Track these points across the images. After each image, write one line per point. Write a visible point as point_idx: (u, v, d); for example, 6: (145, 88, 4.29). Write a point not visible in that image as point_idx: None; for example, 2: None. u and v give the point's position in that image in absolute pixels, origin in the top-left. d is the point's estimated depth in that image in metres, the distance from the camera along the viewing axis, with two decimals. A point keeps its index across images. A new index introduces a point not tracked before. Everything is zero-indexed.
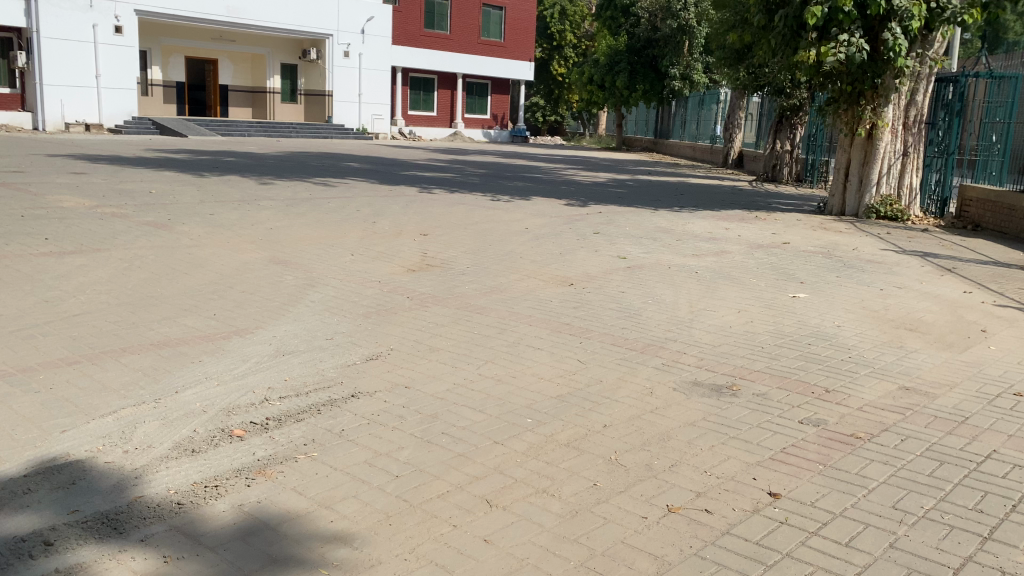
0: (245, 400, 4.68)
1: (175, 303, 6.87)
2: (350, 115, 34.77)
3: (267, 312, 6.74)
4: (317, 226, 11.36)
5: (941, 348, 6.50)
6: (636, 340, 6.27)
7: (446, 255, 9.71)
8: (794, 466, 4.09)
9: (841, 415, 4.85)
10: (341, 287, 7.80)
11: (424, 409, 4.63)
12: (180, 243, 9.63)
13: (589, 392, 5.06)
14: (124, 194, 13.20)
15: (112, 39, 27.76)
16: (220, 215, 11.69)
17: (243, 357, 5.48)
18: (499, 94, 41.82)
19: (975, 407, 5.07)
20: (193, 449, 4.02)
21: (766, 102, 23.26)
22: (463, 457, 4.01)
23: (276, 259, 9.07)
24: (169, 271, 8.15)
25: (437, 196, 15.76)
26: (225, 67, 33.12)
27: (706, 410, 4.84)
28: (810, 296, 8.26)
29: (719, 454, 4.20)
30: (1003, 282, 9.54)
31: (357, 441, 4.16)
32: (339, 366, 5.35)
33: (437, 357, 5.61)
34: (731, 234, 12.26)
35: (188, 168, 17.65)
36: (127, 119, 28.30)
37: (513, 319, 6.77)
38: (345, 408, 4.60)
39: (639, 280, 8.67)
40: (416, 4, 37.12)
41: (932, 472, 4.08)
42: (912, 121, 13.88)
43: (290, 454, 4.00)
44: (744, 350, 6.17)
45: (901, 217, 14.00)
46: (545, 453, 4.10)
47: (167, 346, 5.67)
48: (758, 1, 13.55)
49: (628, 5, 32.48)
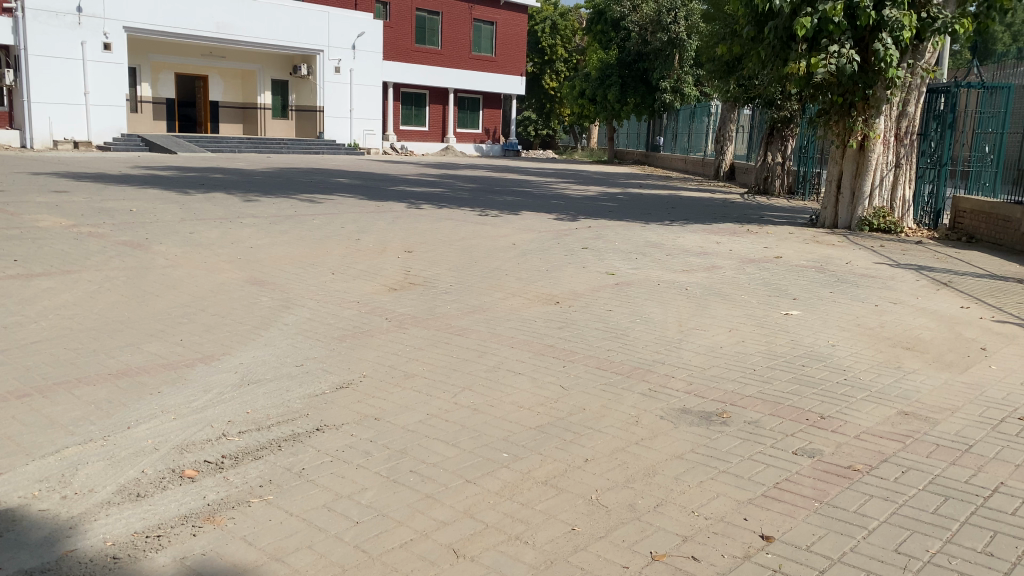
0: (201, 436, 4.39)
1: (141, 329, 6.55)
2: (340, 130, 34.53)
3: (236, 337, 6.43)
4: (299, 244, 11.08)
5: (941, 369, 6.23)
6: (622, 363, 5.99)
7: (430, 273, 9.43)
8: (789, 504, 3.80)
9: (838, 444, 4.56)
10: (318, 308, 7.51)
11: (393, 444, 4.33)
12: (155, 263, 9.33)
13: (571, 421, 4.77)
14: (103, 212, 12.91)
15: (101, 56, 27.48)
16: (200, 233, 11.41)
17: (204, 388, 5.17)
18: (490, 108, 41.72)
19: (978, 434, 4.80)
20: (138, 493, 3.72)
21: (757, 114, 23.22)
22: (431, 500, 3.71)
23: (253, 279, 8.78)
24: (140, 294, 7.84)
25: (425, 211, 15.50)
26: (215, 84, 32.92)
27: (694, 441, 4.55)
28: (803, 313, 8.01)
29: (707, 491, 3.90)
30: (1002, 296, 9.30)
31: (318, 482, 3.87)
32: (306, 397, 5.06)
33: (410, 385, 5.32)
34: (723, 249, 12.03)
35: (172, 185, 17.41)
36: (116, 136, 27.95)
37: (494, 341, 6.48)
38: (308, 444, 4.31)
39: (627, 297, 8.41)
40: (406, 20, 37.07)
41: (936, 509, 3.79)
42: (904, 132, 13.71)
43: (243, 498, 3.70)
44: (735, 373, 5.89)
45: (895, 229, 13.77)
46: (520, 493, 3.81)
47: (127, 375, 5.37)
48: (747, 13, 13.37)
49: (619, 19, 32.30)
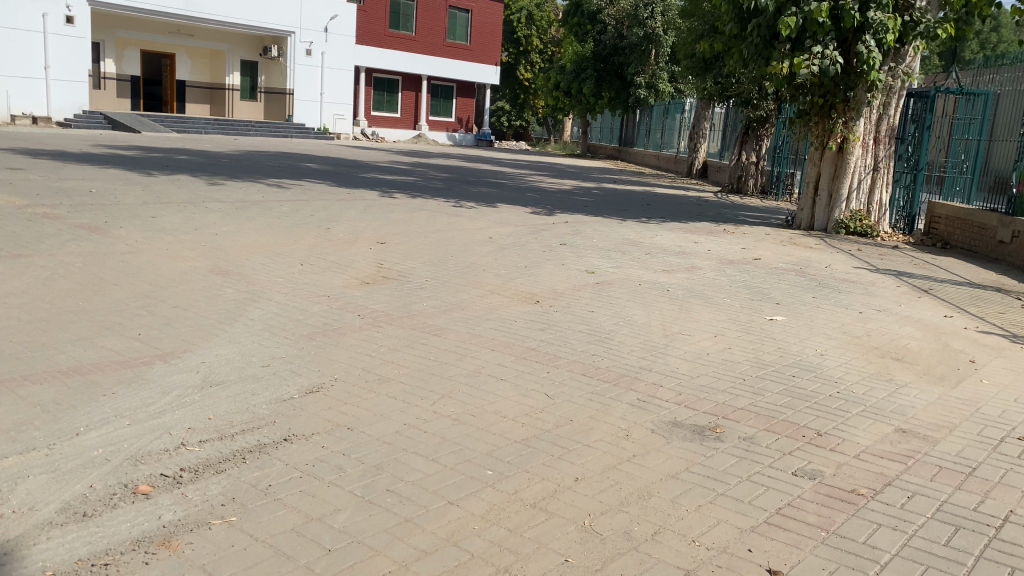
0: (158, 445, 4.03)
1: (97, 321, 6.14)
2: (310, 114, 33.79)
3: (200, 333, 6.04)
4: (267, 231, 10.64)
5: (933, 383, 6.05)
6: (608, 370, 5.71)
7: (403, 267, 9.08)
8: (794, 533, 3.55)
9: (838, 465, 4.33)
10: (286, 302, 7.13)
11: (368, 458, 4.01)
12: (114, 249, 8.86)
13: (558, 435, 4.48)
14: (61, 192, 12.33)
15: (63, 30, 26.50)
16: (163, 217, 10.91)
17: (163, 389, 4.80)
18: (463, 97, 41.17)
19: (980, 455, 4.61)
20: (85, 512, 3.36)
21: (733, 112, 23.16)
22: (411, 524, 3.40)
23: (217, 269, 8.35)
24: (97, 282, 7.38)
25: (398, 200, 15.09)
26: (183, 62, 31.99)
27: (688, 458, 4.30)
28: (788, 319, 7.80)
29: (706, 517, 3.64)
30: (983, 305, 9.19)
31: (285, 502, 3.53)
32: (273, 402, 4.70)
33: (384, 391, 4.97)
34: (702, 249, 11.81)
35: (135, 165, 16.81)
36: (77, 113, 26.95)
37: (474, 343, 6.17)
38: (276, 457, 3.97)
39: (609, 298, 8.12)
40: (380, 4, 36.40)
41: (948, 540, 3.57)
42: (883, 135, 13.63)
43: (203, 519, 3.36)
44: (725, 383, 5.63)
45: (871, 233, 13.67)
46: (508, 518, 3.51)
47: (78, 372, 4.97)
48: (730, 9, 13.15)
49: (595, 12, 32.08)
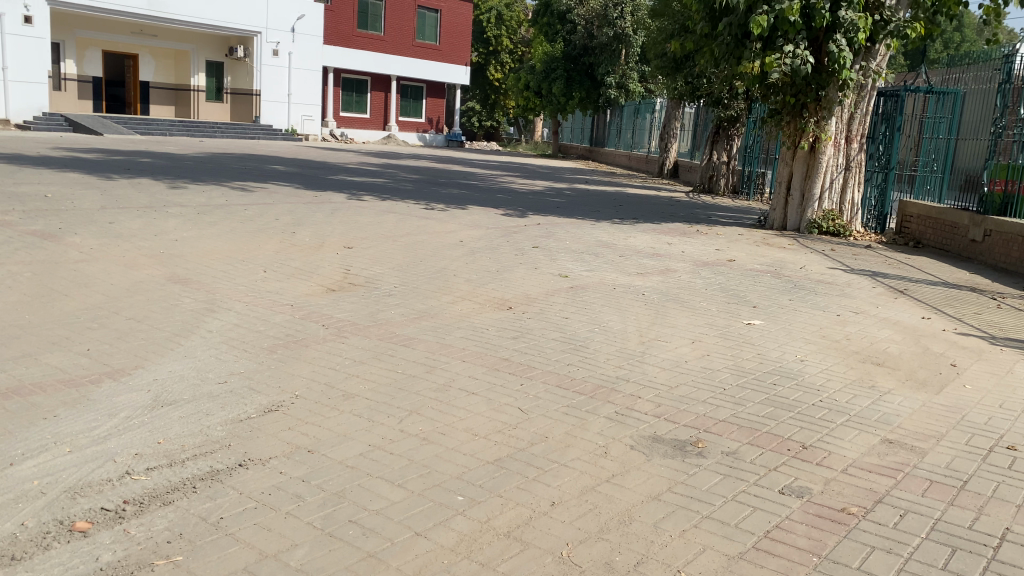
0: (100, 475, 3.72)
1: (43, 336, 5.78)
2: (277, 115, 33.22)
3: (153, 347, 5.71)
4: (230, 237, 10.27)
5: (915, 389, 5.89)
6: (584, 381, 5.46)
7: (371, 273, 8.79)
8: (784, 559, 3.34)
9: (826, 481, 4.14)
10: (246, 312, 6.81)
11: (329, 485, 3.73)
12: (67, 257, 8.45)
13: (532, 454, 4.23)
14: (14, 197, 11.83)
15: (21, 30, 25.75)
16: (121, 223, 10.49)
17: (110, 411, 4.47)
18: (433, 98, 40.78)
19: (971, 467, 4.44)
20: (13, 555, 3.05)
21: (703, 113, 23.23)
22: (374, 560, 3.14)
23: (175, 277, 7.99)
24: (46, 293, 7.00)
25: (366, 202, 14.76)
26: (146, 63, 31.34)
27: (671, 476, 4.07)
28: (766, 323, 7.63)
29: (691, 544, 3.42)
30: (960, 306, 9.09)
31: (238, 537, 3.25)
32: (229, 423, 4.41)
33: (349, 409, 4.69)
34: (675, 250, 11.63)
35: (95, 169, 16.28)
36: (37, 115, 26.17)
37: (443, 354, 5.90)
38: (229, 485, 3.68)
39: (583, 303, 7.90)
40: (347, 4, 35.94)
41: (945, 564, 3.38)
42: (855, 135, 13.53)
43: (146, 559, 3.06)
44: (705, 393, 5.42)
45: (843, 233, 13.59)
46: (479, 550, 3.26)
47: (16, 395, 4.62)
48: (701, 8, 12.99)
49: (564, 12, 31.88)
